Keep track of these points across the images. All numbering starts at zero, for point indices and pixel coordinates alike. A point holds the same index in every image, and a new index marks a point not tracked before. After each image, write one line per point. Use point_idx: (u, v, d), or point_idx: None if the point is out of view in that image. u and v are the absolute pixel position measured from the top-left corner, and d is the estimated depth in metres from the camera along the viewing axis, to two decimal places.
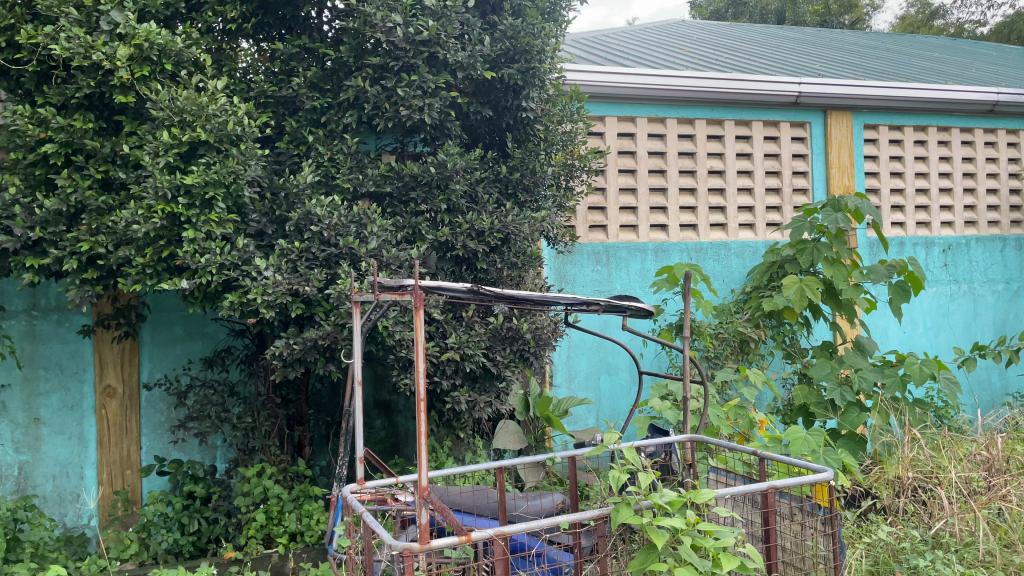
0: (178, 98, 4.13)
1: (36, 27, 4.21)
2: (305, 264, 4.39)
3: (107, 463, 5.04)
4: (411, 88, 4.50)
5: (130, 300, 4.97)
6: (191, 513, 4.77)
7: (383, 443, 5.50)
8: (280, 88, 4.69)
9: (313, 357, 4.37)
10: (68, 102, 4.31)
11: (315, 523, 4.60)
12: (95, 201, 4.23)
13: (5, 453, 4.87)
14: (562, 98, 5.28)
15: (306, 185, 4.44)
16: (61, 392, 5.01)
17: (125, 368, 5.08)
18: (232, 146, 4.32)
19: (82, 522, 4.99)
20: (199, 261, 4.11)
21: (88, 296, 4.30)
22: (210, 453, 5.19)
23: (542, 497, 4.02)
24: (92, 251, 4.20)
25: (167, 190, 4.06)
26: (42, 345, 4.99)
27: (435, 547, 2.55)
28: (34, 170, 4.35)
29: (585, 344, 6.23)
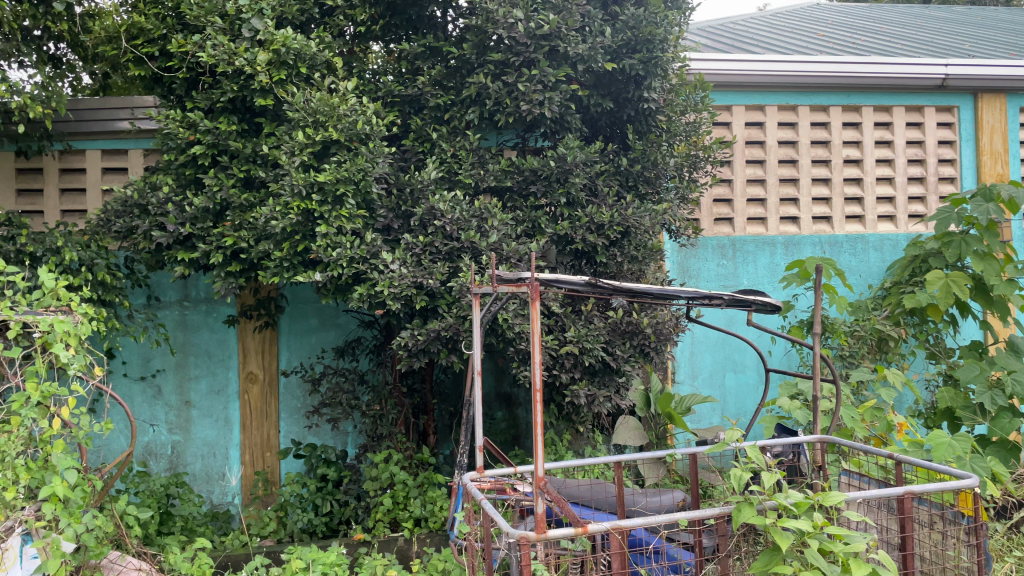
0: (312, 100, 4.34)
1: (186, 36, 4.53)
2: (429, 257, 4.51)
3: (249, 445, 5.37)
4: (532, 83, 4.53)
5: (270, 292, 5.27)
6: (324, 495, 4.99)
7: (505, 435, 5.57)
8: (406, 87, 4.83)
9: (436, 348, 4.47)
10: (214, 106, 4.61)
11: (439, 510, 4.73)
12: (238, 199, 4.51)
13: (160, 434, 5.31)
14: (686, 88, 5.16)
15: (430, 181, 4.57)
16: (209, 378, 5.38)
17: (265, 356, 5.40)
18: (361, 144, 4.48)
19: (227, 500, 5.34)
20: (331, 254, 4.30)
21: (232, 288, 4.58)
22: (342, 438, 5.43)
23: (663, 494, 3.96)
24: (236, 246, 4.49)
25: (302, 187, 4.28)
26: (192, 333, 5.38)
27: (552, 537, 2.56)
28: (186, 170, 4.70)
29: (709, 340, 6.09)
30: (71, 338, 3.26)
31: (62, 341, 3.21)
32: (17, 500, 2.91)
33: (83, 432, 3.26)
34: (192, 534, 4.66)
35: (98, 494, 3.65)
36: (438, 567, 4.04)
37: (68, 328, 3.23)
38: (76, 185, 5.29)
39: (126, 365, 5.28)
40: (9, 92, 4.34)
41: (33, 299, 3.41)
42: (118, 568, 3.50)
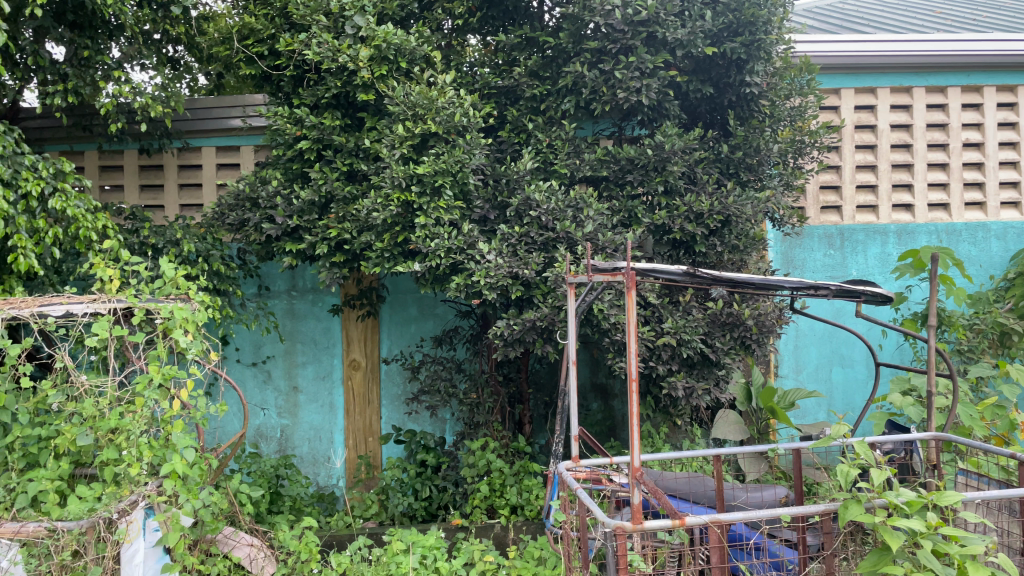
0: (412, 94, 4.43)
1: (293, 35, 4.71)
2: (524, 248, 4.53)
3: (352, 430, 5.56)
4: (629, 70, 4.47)
5: (372, 282, 5.41)
6: (423, 481, 5.10)
7: (600, 426, 5.53)
8: (502, 79, 4.87)
9: (532, 338, 4.48)
10: (320, 102, 4.79)
11: (534, 499, 4.76)
12: (342, 192, 4.66)
13: (270, 417, 5.57)
14: (791, 71, 4.96)
15: (526, 171, 4.59)
16: (315, 364, 5.60)
17: (368, 344, 5.57)
18: (458, 136, 4.55)
19: (332, 482, 5.55)
20: (429, 245, 4.38)
21: (337, 278, 4.73)
22: (440, 425, 5.55)
23: (764, 490, 3.83)
24: (340, 237, 4.64)
25: (402, 179, 4.39)
26: (300, 321, 5.61)
27: (648, 529, 2.54)
28: (293, 165, 4.89)
29: (814, 333, 5.87)
30: (189, 324, 3.44)
31: (181, 326, 3.39)
32: (141, 475, 3.09)
33: (200, 413, 3.43)
34: (300, 513, 4.87)
35: (214, 473, 3.85)
36: (533, 555, 4.06)
37: (186, 315, 3.40)
38: (193, 181, 5.59)
39: (239, 351, 5.55)
40: (133, 93, 4.63)
41: (155, 287, 3.63)
42: (232, 544, 3.68)
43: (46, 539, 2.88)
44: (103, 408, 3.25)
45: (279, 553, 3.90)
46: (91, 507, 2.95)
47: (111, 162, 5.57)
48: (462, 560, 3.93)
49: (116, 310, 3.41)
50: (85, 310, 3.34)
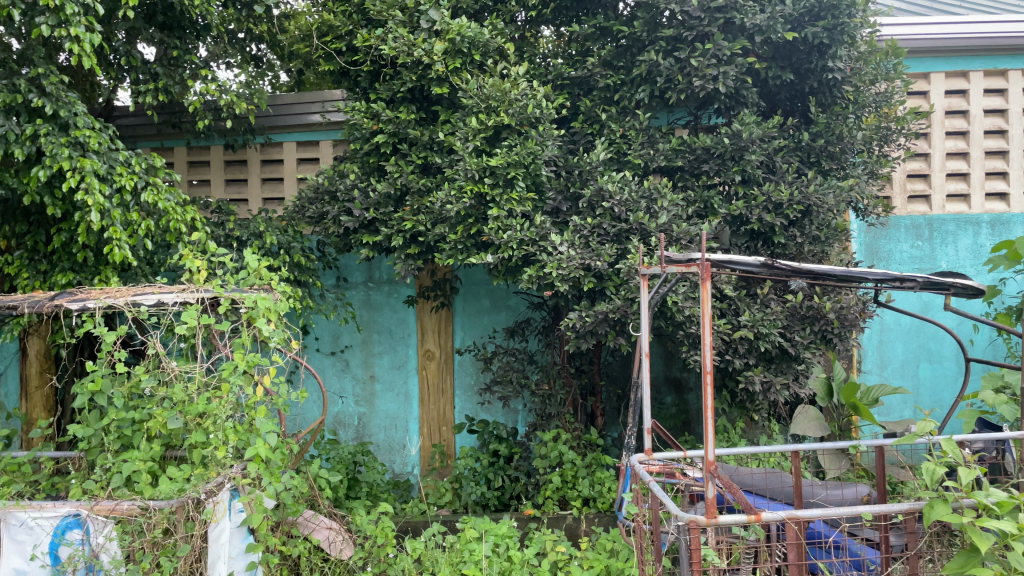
0: (485, 86, 4.46)
1: (369, 30, 4.81)
2: (597, 239, 4.50)
3: (427, 419, 5.65)
4: (705, 58, 4.39)
5: (445, 274, 5.47)
6: (495, 470, 5.14)
7: (674, 420, 5.46)
8: (575, 69, 4.84)
9: (604, 330, 4.46)
10: (395, 97, 4.87)
11: (607, 491, 4.74)
12: (417, 184, 4.74)
13: (348, 405, 5.71)
14: (876, 55, 4.78)
15: (598, 162, 4.56)
16: (391, 354, 5.71)
17: (441, 335, 5.64)
18: (531, 128, 4.55)
19: (407, 470, 5.66)
20: (502, 237, 4.40)
21: (411, 269, 4.80)
22: (513, 416, 5.58)
23: (845, 487, 3.71)
24: (415, 229, 4.71)
25: (476, 172, 4.42)
26: (376, 312, 5.73)
27: (722, 522, 2.52)
28: (370, 159, 5.00)
29: (900, 327, 5.66)
30: (271, 313, 3.55)
31: (264, 315, 3.50)
32: (227, 458, 3.20)
33: (282, 399, 3.54)
34: (376, 499, 4.98)
35: (294, 457, 3.96)
36: (606, 547, 4.04)
37: (269, 305, 3.52)
38: (275, 175, 5.77)
39: (319, 340, 5.71)
40: (218, 91, 4.83)
41: (240, 278, 3.76)
42: (312, 527, 3.75)
43: (139, 516, 2.94)
44: (192, 393, 3.39)
45: (357, 537, 3.99)
46: (180, 487, 3.04)
47: (198, 158, 5.80)
48: (534, 549, 3.94)
49: (203, 300, 3.53)
50: (175, 300, 3.48)
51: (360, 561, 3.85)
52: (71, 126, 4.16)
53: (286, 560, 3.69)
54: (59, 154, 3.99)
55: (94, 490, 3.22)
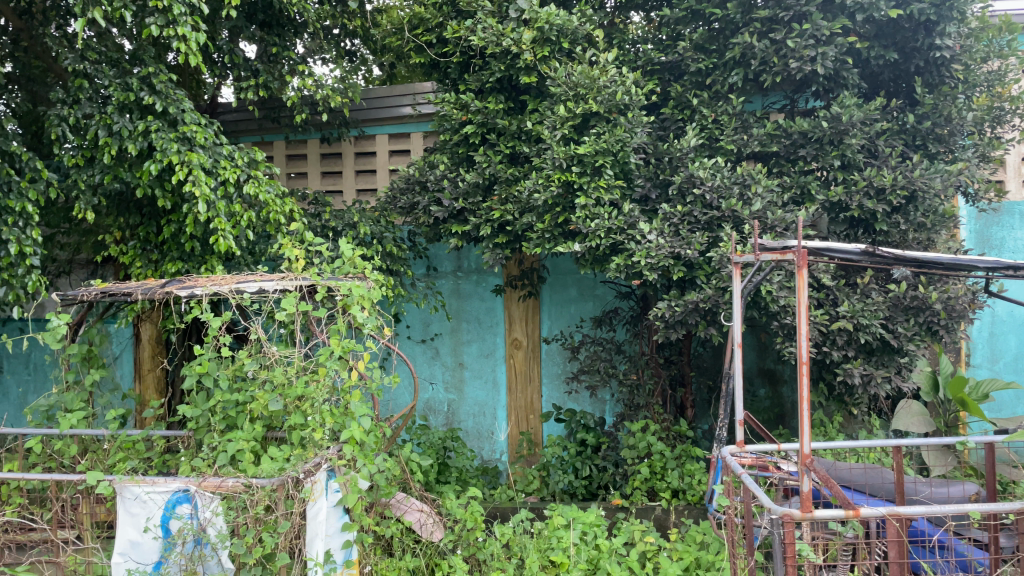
0: (573, 74, 4.46)
1: (459, 22, 4.88)
2: (687, 227, 4.43)
3: (515, 407, 5.69)
4: (803, 38, 4.26)
5: (533, 263, 5.50)
6: (583, 459, 5.13)
7: (768, 413, 5.32)
8: (666, 54, 4.76)
9: (695, 320, 4.38)
10: (484, 87, 4.92)
11: (697, 483, 4.68)
12: (505, 173, 4.77)
13: (438, 392, 5.83)
14: (989, 31, 4.51)
15: (689, 148, 4.49)
16: (480, 342, 5.78)
17: (529, 324, 5.66)
18: (620, 114, 4.50)
19: (496, 456, 5.72)
20: (590, 225, 4.39)
21: (499, 259, 4.83)
22: (600, 406, 5.55)
23: (951, 485, 3.54)
24: (503, 218, 4.75)
25: (564, 160, 4.41)
26: (465, 301, 5.81)
27: (818, 518, 2.44)
28: (459, 149, 5.06)
29: (1014, 320, 5.34)
30: (365, 301, 3.64)
31: (358, 303, 3.59)
32: (324, 440, 3.32)
33: (375, 384, 3.64)
34: (465, 484, 5.06)
35: (387, 441, 4.06)
36: (696, 539, 3.98)
37: (362, 292, 3.61)
38: (368, 167, 5.89)
39: (410, 328, 5.86)
40: (315, 85, 5.01)
41: (336, 266, 3.88)
42: (404, 508, 3.84)
43: (243, 493, 3.05)
44: (292, 377, 3.53)
45: (447, 520, 4.07)
46: (280, 466, 3.16)
47: (296, 151, 6.00)
48: (622, 539, 3.93)
49: (301, 287, 3.66)
50: (275, 288, 3.62)
51: (450, 544, 3.94)
52: (179, 122, 4.40)
53: (380, 539, 3.81)
54: (168, 149, 4.22)
55: (202, 467, 3.40)
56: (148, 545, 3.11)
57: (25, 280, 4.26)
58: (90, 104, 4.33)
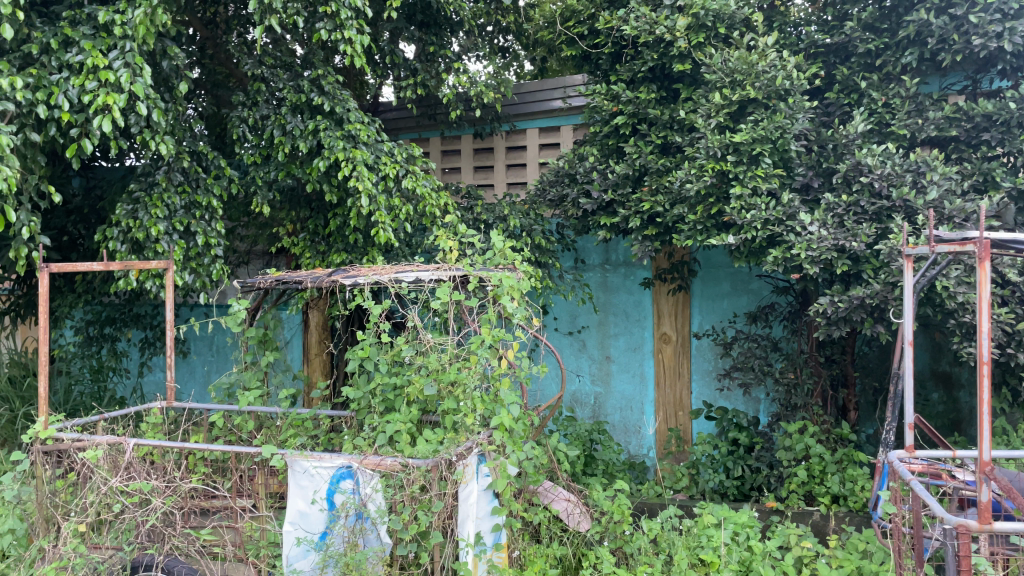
0: (730, 60, 4.36)
1: (612, 12, 4.89)
2: (853, 218, 4.18)
3: (663, 403, 5.59)
4: (988, 13, 3.96)
5: (683, 256, 5.38)
6: (735, 459, 4.96)
7: (941, 419, 4.93)
8: (831, 36, 4.52)
9: (860, 317, 4.11)
10: (636, 77, 4.87)
11: (860, 489, 4.41)
12: (656, 164, 4.70)
13: (585, 384, 5.86)
14: None
15: (857, 134, 4.24)
16: (627, 336, 5.73)
17: (679, 318, 5.54)
18: (780, 101, 4.35)
19: (643, 452, 5.67)
20: (745, 216, 4.23)
21: (649, 251, 4.76)
22: (754, 405, 5.33)
23: None
24: (653, 210, 4.67)
25: (718, 149, 4.31)
26: (613, 294, 5.78)
27: (1000, 530, 2.25)
28: (609, 140, 5.04)
29: None
30: (515, 291, 3.65)
31: (508, 293, 3.61)
32: (475, 425, 3.42)
33: (524, 373, 3.68)
34: (612, 477, 5.04)
35: (535, 431, 4.13)
36: (857, 547, 3.76)
37: (512, 283, 3.63)
38: (519, 161, 5.94)
39: (557, 320, 5.95)
40: (469, 82, 5.18)
41: (487, 257, 3.97)
42: (552, 497, 3.96)
43: (400, 472, 3.18)
44: (445, 363, 3.66)
45: (593, 511, 4.07)
46: (435, 449, 3.26)
47: (450, 147, 6.18)
48: (776, 541, 3.79)
49: (455, 277, 3.77)
50: (431, 277, 3.74)
51: (597, 535, 3.95)
52: (345, 121, 4.69)
53: (528, 525, 3.88)
54: (335, 147, 4.51)
55: (363, 445, 3.59)
56: (314, 516, 3.23)
57: (211, 269, 4.67)
58: (267, 105, 4.70)
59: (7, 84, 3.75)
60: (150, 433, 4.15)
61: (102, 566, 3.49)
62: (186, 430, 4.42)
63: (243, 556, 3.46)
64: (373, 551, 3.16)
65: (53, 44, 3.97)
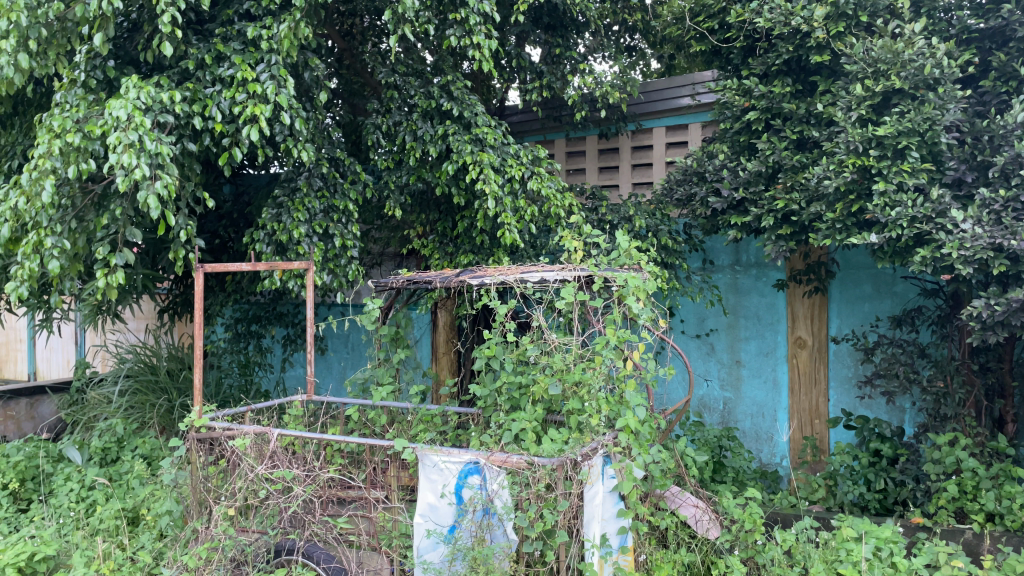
0: (873, 48, 4.16)
1: (744, 5, 4.75)
2: (1012, 215, 3.84)
3: (797, 410, 5.36)
4: None
5: (820, 257, 5.14)
6: (877, 471, 4.66)
7: None
8: (986, 19, 4.18)
9: (1020, 321, 3.78)
10: (770, 70, 4.72)
11: (1019, 508, 4.07)
12: (791, 160, 4.52)
13: (714, 389, 5.71)
14: None
15: (1017, 123, 3.86)
16: (759, 340, 5.54)
17: (815, 321, 5.30)
18: (929, 90, 4.08)
19: (775, 460, 5.46)
20: (889, 214, 4.01)
21: (783, 252, 4.56)
22: (898, 415, 5.00)
23: None
24: (788, 208, 4.49)
25: (859, 143, 4.12)
26: (743, 296, 5.61)
27: None
28: (740, 137, 4.90)
29: None
30: (641, 292, 3.58)
31: (634, 293, 3.54)
32: (600, 426, 3.39)
33: (650, 375, 3.62)
34: (743, 485, 4.88)
35: (661, 434, 4.05)
36: None
37: (638, 283, 3.55)
38: (645, 160, 5.85)
39: (684, 323, 5.84)
40: (595, 83, 5.24)
41: (613, 257, 3.93)
42: (679, 502, 3.85)
43: (527, 470, 3.20)
44: (570, 364, 3.65)
45: (723, 519, 3.95)
46: (560, 448, 3.27)
47: (575, 148, 6.17)
48: (923, 559, 3.56)
49: (580, 278, 3.75)
50: (556, 278, 3.74)
51: (727, 543, 3.84)
52: (473, 125, 4.79)
53: (655, 530, 3.81)
54: (464, 150, 4.65)
55: (490, 442, 3.65)
56: (444, 510, 3.31)
57: (347, 270, 4.88)
58: (399, 112, 4.87)
59: (167, 98, 4.07)
60: (292, 423, 4.39)
61: (249, 548, 3.74)
62: (323, 422, 4.64)
63: (377, 546, 3.56)
64: (499, 546, 3.19)
65: (207, 60, 4.29)
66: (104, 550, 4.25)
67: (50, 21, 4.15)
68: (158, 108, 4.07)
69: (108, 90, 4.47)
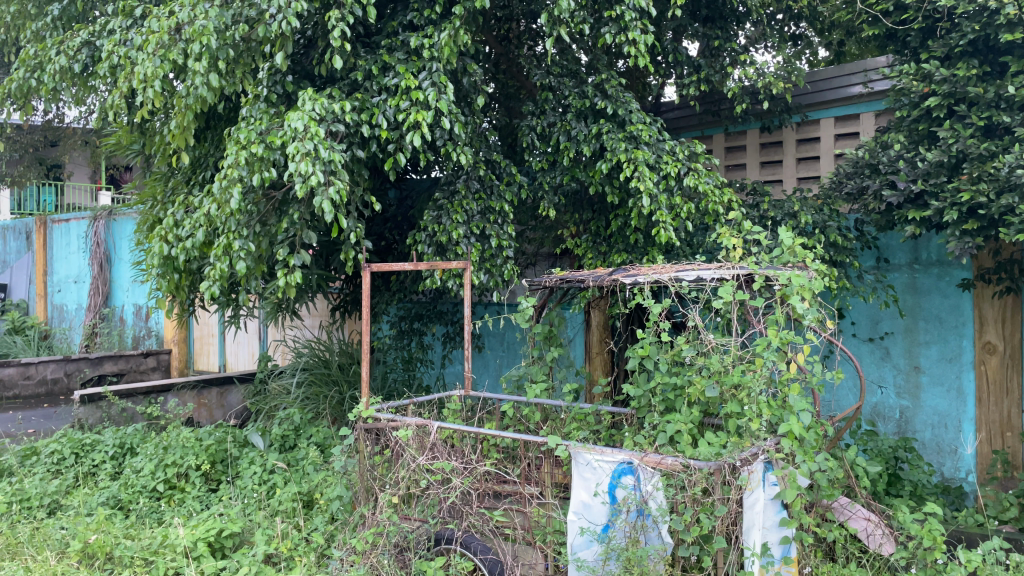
0: None
1: None
2: None
3: (986, 421, 4.90)
4: None
5: (1013, 254, 4.68)
6: None
7: None
8: None
9: None
10: (952, 52, 4.37)
11: None
12: (977, 149, 4.14)
13: (889, 397, 5.33)
14: None
15: None
16: (941, 344, 5.11)
17: (1007, 325, 4.82)
18: None
19: (960, 475, 5.01)
20: None
21: (969, 249, 4.17)
22: None
23: None
24: (974, 200, 4.09)
25: None
26: (923, 297, 5.19)
27: None
28: (919, 125, 4.54)
29: None
30: (806, 291, 3.38)
31: (799, 293, 3.36)
32: (761, 431, 3.27)
33: (816, 379, 3.41)
34: (922, 501, 4.52)
35: (828, 442, 3.82)
36: None
37: (803, 282, 3.36)
38: (811, 153, 5.56)
39: (855, 326, 5.49)
40: (756, 74, 5.06)
41: (775, 255, 3.74)
42: (849, 514, 3.66)
43: (682, 472, 3.13)
44: (729, 365, 3.53)
45: (899, 534, 3.68)
46: (717, 451, 3.17)
47: (735, 143, 5.97)
48: None
49: (739, 276, 3.61)
50: (713, 276, 3.63)
51: (903, 560, 3.57)
52: (627, 123, 4.76)
53: (821, 542, 3.61)
54: (618, 148, 4.63)
55: (644, 443, 3.60)
56: (597, 509, 3.30)
57: (503, 269, 5.00)
58: (553, 113, 4.93)
59: (339, 108, 4.33)
60: (452, 417, 4.57)
61: (410, 535, 3.87)
62: (480, 417, 4.78)
63: (532, 540, 3.60)
64: (654, 548, 3.12)
65: (374, 71, 4.54)
66: (283, 530, 4.60)
67: (238, 42, 4.56)
68: (331, 118, 4.34)
69: (287, 103, 4.85)
